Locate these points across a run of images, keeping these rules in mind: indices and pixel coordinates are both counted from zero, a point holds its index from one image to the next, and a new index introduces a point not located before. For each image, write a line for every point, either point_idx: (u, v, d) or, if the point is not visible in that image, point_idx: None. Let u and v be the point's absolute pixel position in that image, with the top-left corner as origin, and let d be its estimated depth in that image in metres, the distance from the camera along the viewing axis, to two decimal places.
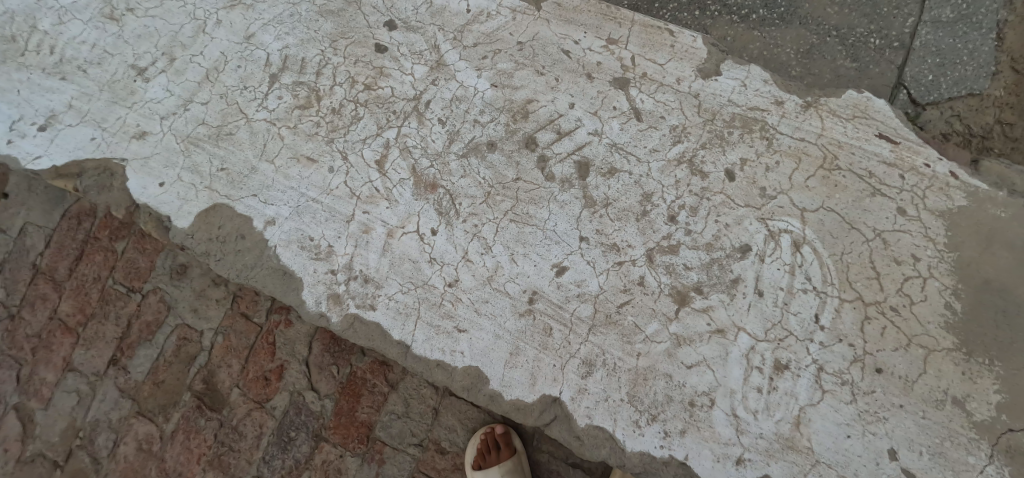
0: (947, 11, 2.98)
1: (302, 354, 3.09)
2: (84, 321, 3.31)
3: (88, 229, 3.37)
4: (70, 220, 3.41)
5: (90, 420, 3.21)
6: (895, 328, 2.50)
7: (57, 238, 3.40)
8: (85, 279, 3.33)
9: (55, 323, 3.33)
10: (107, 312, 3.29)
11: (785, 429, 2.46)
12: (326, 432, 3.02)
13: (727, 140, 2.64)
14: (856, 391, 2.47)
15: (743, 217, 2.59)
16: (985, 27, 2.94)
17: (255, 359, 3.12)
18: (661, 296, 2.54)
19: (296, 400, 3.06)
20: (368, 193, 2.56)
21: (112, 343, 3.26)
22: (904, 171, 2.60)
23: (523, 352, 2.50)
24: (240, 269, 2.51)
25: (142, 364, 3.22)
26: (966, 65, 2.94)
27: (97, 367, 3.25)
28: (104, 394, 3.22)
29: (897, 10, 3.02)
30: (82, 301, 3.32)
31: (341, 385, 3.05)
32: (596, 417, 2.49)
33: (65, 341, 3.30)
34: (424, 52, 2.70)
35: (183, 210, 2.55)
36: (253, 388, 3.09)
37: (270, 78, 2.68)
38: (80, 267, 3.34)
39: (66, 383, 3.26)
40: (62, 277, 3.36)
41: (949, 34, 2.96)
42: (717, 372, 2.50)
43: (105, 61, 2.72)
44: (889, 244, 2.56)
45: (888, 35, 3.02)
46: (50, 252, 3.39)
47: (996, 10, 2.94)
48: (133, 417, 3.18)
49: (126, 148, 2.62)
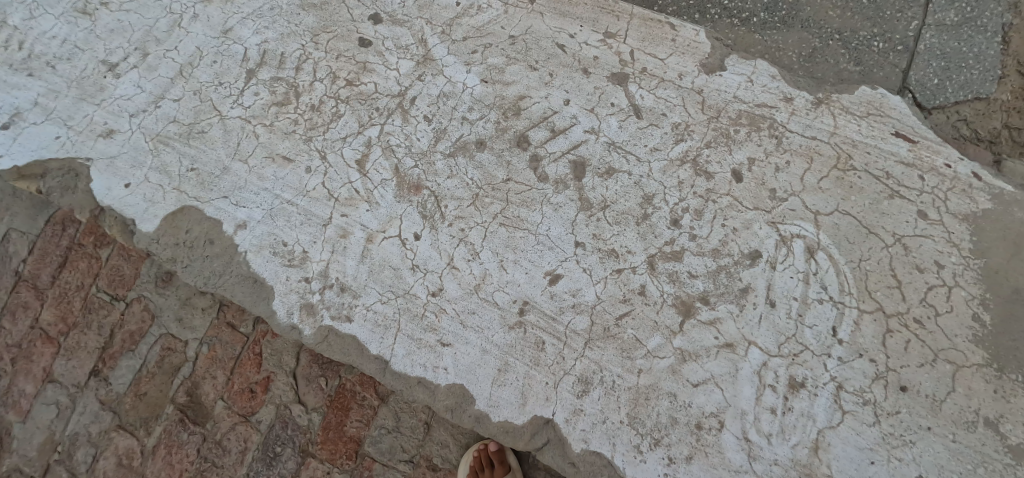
0: (951, 14, 2.79)
1: (289, 365, 2.84)
2: (65, 331, 3.06)
3: (72, 235, 3.11)
4: (54, 226, 3.15)
5: (69, 434, 2.97)
6: (920, 341, 2.29)
7: (41, 244, 3.15)
8: (68, 287, 3.08)
9: (37, 333, 3.08)
10: (90, 322, 3.03)
11: (802, 454, 2.24)
12: (313, 447, 2.76)
13: (733, 138, 2.45)
14: (878, 412, 2.25)
15: (752, 221, 2.39)
16: (990, 31, 2.75)
17: (241, 370, 2.86)
18: (664, 307, 2.34)
19: (282, 413, 2.81)
20: (347, 195, 2.39)
21: (93, 353, 3.00)
22: (923, 172, 2.41)
23: (512, 369, 2.30)
24: (208, 277, 2.34)
25: (124, 375, 2.96)
26: (972, 69, 2.75)
27: (78, 378, 3.00)
28: (84, 406, 2.97)
29: (900, 13, 2.83)
30: (64, 310, 3.07)
31: (330, 398, 2.80)
32: (594, 441, 2.28)
33: (45, 350, 3.06)
34: (411, 46, 2.51)
35: (148, 213, 2.39)
36: (238, 401, 2.84)
37: (247, 73, 2.51)
38: (63, 274, 3.09)
39: (45, 395, 3.02)
40: (45, 285, 3.11)
41: (954, 37, 2.78)
42: (726, 391, 2.29)
43: (75, 56, 2.56)
44: (910, 250, 2.36)
45: (891, 38, 2.82)
46: (33, 259, 3.14)
47: (1001, 12, 2.75)
48: (114, 431, 2.92)
49: (92, 147, 2.46)
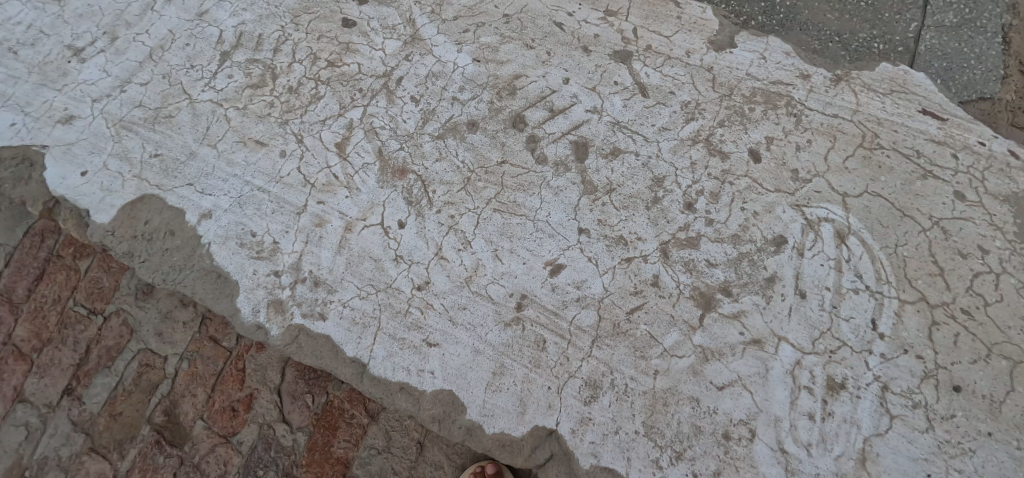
0: (950, 15, 2.55)
1: (273, 381, 2.54)
2: (40, 346, 2.70)
3: (51, 246, 2.80)
4: (33, 237, 2.82)
5: (38, 458, 2.56)
6: (970, 335, 2.01)
7: (17, 256, 2.81)
8: (44, 301, 2.75)
9: (8, 349, 2.71)
10: (66, 337, 2.69)
11: (847, 467, 1.93)
12: (297, 470, 2.43)
13: (748, 117, 2.24)
14: (930, 415, 1.95)
15: (774, 204, 2.15)
16: (990, 32, 2.52)
17: (222, 388, 2.56)
18: (681, 299, 2.06)
19: (265, 434, 2.49)
20: (325, 181, 2.16)
21: (68, 370, 2.65)
22: (956, 150, 2.19)
23: (508, 372, 2.01)
24: (168, 272, 2.08)
25: (98, 394, 2.61)
26: (975, 69, 2.48)
27: (50, 397, 2.63)
28: (55, 428, 2.59)
29: (899, 14, 2.57)
30: (40, 325, 2.72)
31: (317, 416, 2.49)
32: (605, 456, 1.94)
33: (17, 368, 2.68)
34: (398, 26, 2.35)
35: (104, 203, 2.15)
36: (218, 420, 2.52)
37: (221, 56, 2.32)
38: (40, 287, 2.76)
39: (14, 415, 2.62)
40: (20, 299, 2.76)
41: (953, 38, 2.52)
42: (756, 394, 1.99)
43: (39, 42, 2.37)
44: (949, 234, 2.11)
45: (892, 39, 2.55)
46: (9, 272, 2.79)
47: (1000, 13, 2.52)
48: (85, 455, 2.54)
49: (49, 134, 2.24)
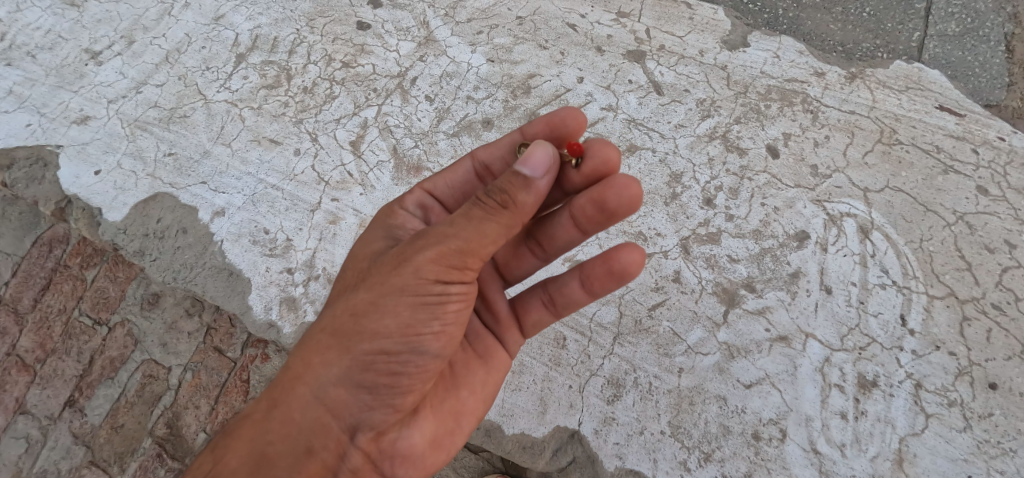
0: (952, 24, 2.28)
1: None
2: (44, 357, 2.37)
3: (59, 256, 2.44)
4: (41, 247, 2.47)
5: (37, 473, 2.25)
6: (1003, 330, 1.94)
7: (26, 267, 2.47)
8: (50, 312, 2.40)
9: (13, 360, 2.39)
10: (70, 348, 2.35)
11: (884, 468, 1.85)
12: None
13: (764, 114, 2.21)
14: (968, 414, 1.87)
15: (794, 200, 2.11)
16: (993, 40, 2.25)
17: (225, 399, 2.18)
18: (703, 295, 2.02)
19: None
20: (339, 178, 2.14)
21: (71, 381, 2.32)
22: (976, 145, 2.13)
23: (528, 371, 2.00)
24: (178, 270, 2.05)
25: (101, 405, 2.27)
26: (978, 77, 2.22)
27: (52, 409, 2.30)
28: (56, 440, 2.27)
29: (901, 24, 2.30)
30: (44, 336, 2.39)
31: None
32: (630, 458, 1.90)
33: (19, 379, 2.36)
34: (412, 28, 2.36)
35: (117, 201, 2.14)
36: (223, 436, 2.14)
37: (237, 58, 2.33)
38: (46, 298, 2.42)
39: (15, 428, 2.31)
40: (25, 309, 2.43)
41: (957, 47, 2.25)
42: (784, 393, 1.92)
43: (57, 45, 2.39)
44: (974, 229, 2.05)
45: (895, 49, 2.27)
46: (15, 281, 2.46)
47: (1001, 22, 2.27)
48: (86, 469, 2.22)
49: (63, 134, 2.25)
